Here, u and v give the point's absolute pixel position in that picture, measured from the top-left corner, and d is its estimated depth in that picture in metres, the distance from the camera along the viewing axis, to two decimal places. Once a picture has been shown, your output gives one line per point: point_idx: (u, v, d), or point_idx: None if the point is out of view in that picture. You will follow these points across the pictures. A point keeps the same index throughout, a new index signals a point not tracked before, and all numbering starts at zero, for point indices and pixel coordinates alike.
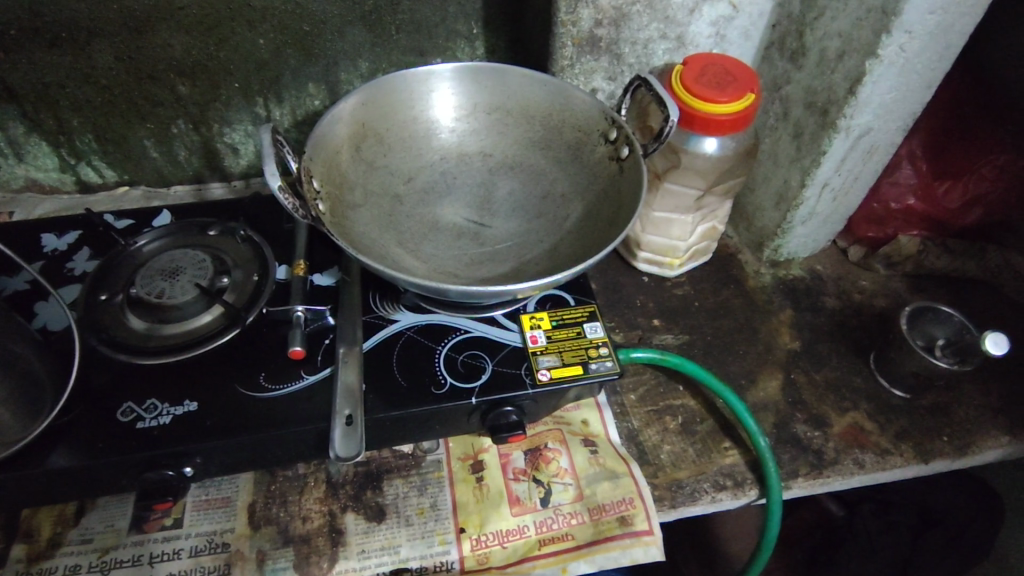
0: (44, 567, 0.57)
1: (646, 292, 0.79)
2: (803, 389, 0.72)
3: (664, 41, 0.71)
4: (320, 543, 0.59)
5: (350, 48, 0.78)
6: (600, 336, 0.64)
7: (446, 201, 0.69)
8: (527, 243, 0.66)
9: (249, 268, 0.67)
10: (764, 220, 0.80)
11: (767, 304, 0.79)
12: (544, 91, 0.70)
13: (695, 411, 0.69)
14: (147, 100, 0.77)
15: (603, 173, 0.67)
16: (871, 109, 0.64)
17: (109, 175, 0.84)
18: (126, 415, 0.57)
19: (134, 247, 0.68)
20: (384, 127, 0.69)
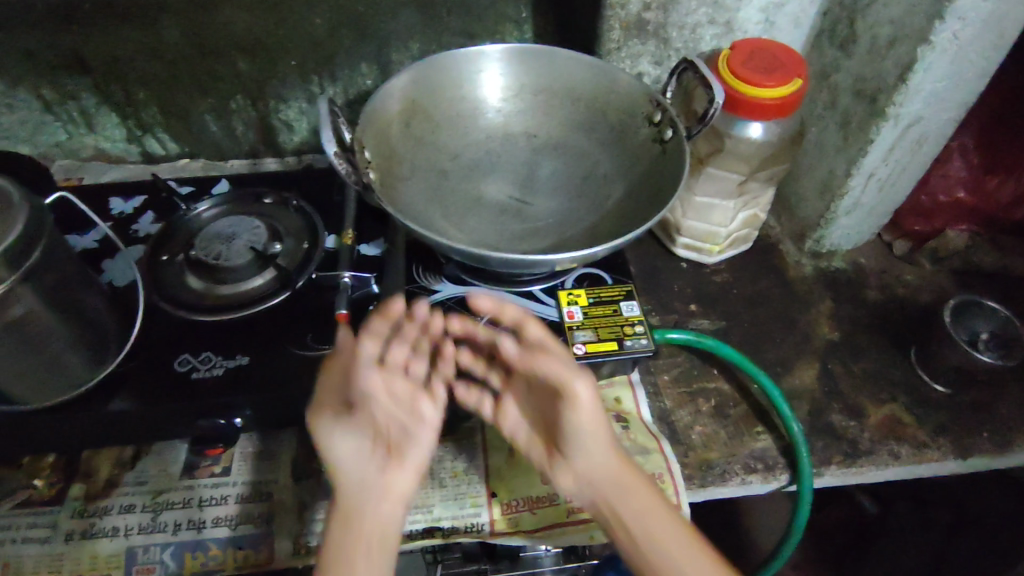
0: (102, 505, 0.61)
1: (685, 278, 0.79)
2: (839, 379, 0.72)
3: (712, 26, 0.71)
4: None
5: (402, 30, 0.80)
6: (636, 315, 0.65)
7: (490, 178, 0.71)
8: (567, 221, 0.67)
9: (300, 236, 0.70)
10: (807, 210, 0.79)
11: (807, 294, 0.79)
12: (591, 74, 0.71)
13: (728, 395, 0.70)
14: (209, 76, 0.81)
15: (646, 154, 0.68)
16: (922, 97, 0.64)
17: (172, 146, 0.89)
18: (182, 365, 0.60)
19: (195, 212, 0.71)
20: (432, 105, 0.71)
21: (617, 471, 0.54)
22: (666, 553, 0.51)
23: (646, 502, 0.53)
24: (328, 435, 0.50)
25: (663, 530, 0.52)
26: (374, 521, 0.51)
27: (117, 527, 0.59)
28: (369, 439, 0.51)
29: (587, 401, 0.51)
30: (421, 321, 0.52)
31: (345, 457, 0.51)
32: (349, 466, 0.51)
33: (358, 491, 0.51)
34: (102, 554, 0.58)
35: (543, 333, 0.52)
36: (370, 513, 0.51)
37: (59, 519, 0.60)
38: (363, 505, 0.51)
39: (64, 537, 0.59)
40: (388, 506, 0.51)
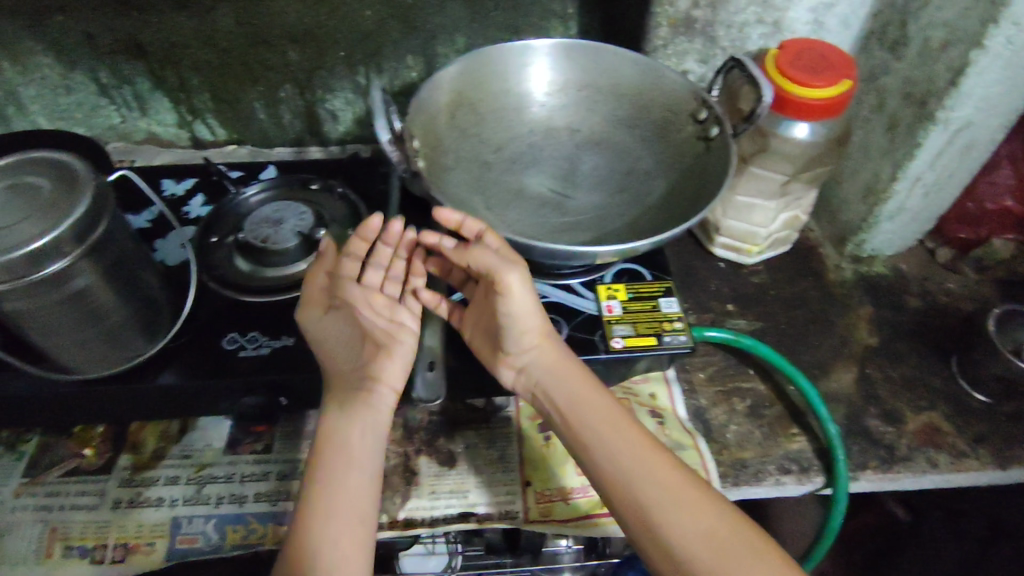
0: (148, 475, 0.63)
1: (723, 277, 0.79)
2: (878, 384, 0.71)
3: (760, 25, 0.71)
4: (394, 480, 0.63)
5: (449, 23, 0.81)
6: (675, 311, 0.65)
7: (532, 171, 0.71)
8: (609, 216, 0.67)
9: (345, 222, 0.72)
10: (849, 214, 0.79)
11: (846, 298, 0.78)
12: (636, 70, 0.71)
13: (764, 395, 0.69)
14: (260, 64, 0.83)
15: (689, 151, 0.68)
16: (973, 101, 0.63)
17: (220, 133, 0.91)
18: (231, 344, 0.62)
19: (244, 196, 0.73)
20: (477, 97, 0.72)
21: (570, 369, 0.58)
22: (616, 446, 0.55)
23: (602, 401, 0.57)
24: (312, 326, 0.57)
25: (618, 426, 0.56)
26: (358, 417, 0.57)
27: (162, 498, 0.61)
28: (348, 334, 0.58)
29: (518, 290, 0.56)
30: (395, 239, 0.60)
31: (328, 355, 0.57)
32: (332, 361, 0.57)
33: (342, 388, 0.57)
34: (148, 523, 0.60)
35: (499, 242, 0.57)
36: (355, 408, 0.57)
37: (107, 486, 0.62)
38: (349, 403, 0.57)
39: (111, 504, 0.61)
40: (369, 402, 0.57)
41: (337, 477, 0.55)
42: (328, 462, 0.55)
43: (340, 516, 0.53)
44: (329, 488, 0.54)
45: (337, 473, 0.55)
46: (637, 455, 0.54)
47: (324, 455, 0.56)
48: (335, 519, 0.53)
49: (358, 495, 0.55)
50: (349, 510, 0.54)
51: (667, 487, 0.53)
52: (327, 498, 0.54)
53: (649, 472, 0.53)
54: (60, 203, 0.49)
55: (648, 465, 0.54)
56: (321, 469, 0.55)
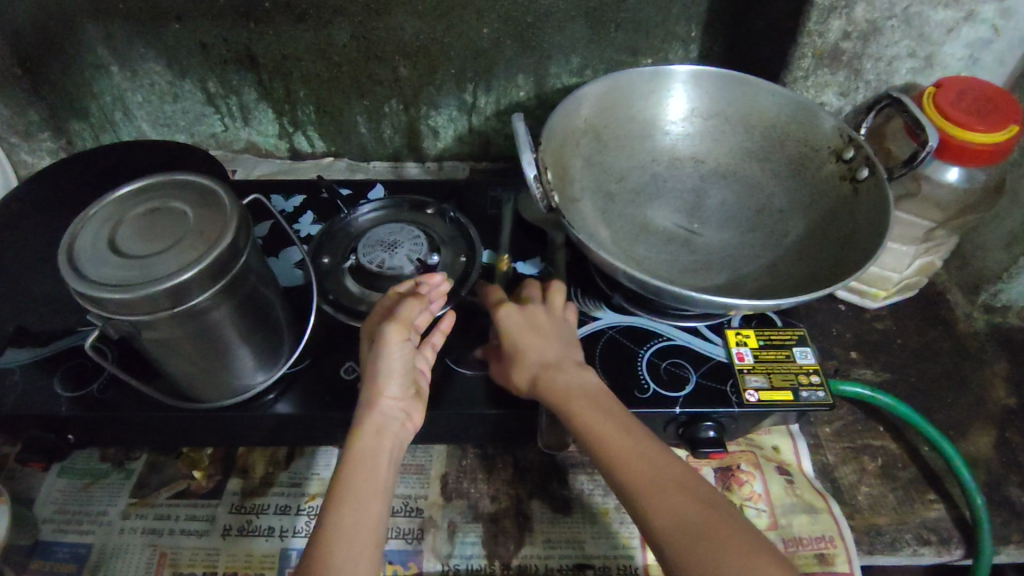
0: (257, 503, 0.61)
1: (844, 322, 0.75)
2: (1018, 450, 0.66)
3: (910, 59, 0.67)
4: (507, 525, 0.60)
5: (566, 43, 0.79)
6: (812, 363, 0.61)
7: (657, 204, 0.69)
8: (741, 256, 0.64)
9: (458, 248, 0.70)
10: (985, 260, 0.74)
11: (979, 351, 0.73)
12: (773, 102, 0.68)
13: (897, 455, 0.65)
14: (370, 78, 0.82)
15: (831, 192, 0.64)
16: None
17: (320, 145, 0.90)
18: (349, 373, 0.60)
19: (355, 216, 0.72)
20: (603, 124, 0.69)
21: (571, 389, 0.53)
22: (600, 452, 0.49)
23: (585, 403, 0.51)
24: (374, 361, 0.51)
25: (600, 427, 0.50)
26: (386, 439, 0.50)
27: (272, 528, 0.60)
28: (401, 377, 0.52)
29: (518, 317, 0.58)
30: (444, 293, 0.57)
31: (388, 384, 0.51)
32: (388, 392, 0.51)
33: (385, 415, 0.51)
34: (257, 553, 0.59)
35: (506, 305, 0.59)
36: (388, 433, 0.51)
37: (217, 512, 0.61)
38: (386, 426, 0.51)
39: (220, 532, 0.60)
40: (401, 429, 0.52)
41: (357, 500, 0.47)
42: (354, 484, 0.48)
43: (362, 544, 0.46)
44: (349, 513, 0.47)
45: (358, 496, 0.47)
46: (615, 459, 0.48)
47: (352, 476, 0.48)
48: (358, 547, 0.45)
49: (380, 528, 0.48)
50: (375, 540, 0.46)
51: (650, 485, 0.47)
52: (345, 521, 0.46)
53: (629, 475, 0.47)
54: (205, 231, 0.48)
55: (629, 463, 0.48)
56: (346, 491, 0.48)
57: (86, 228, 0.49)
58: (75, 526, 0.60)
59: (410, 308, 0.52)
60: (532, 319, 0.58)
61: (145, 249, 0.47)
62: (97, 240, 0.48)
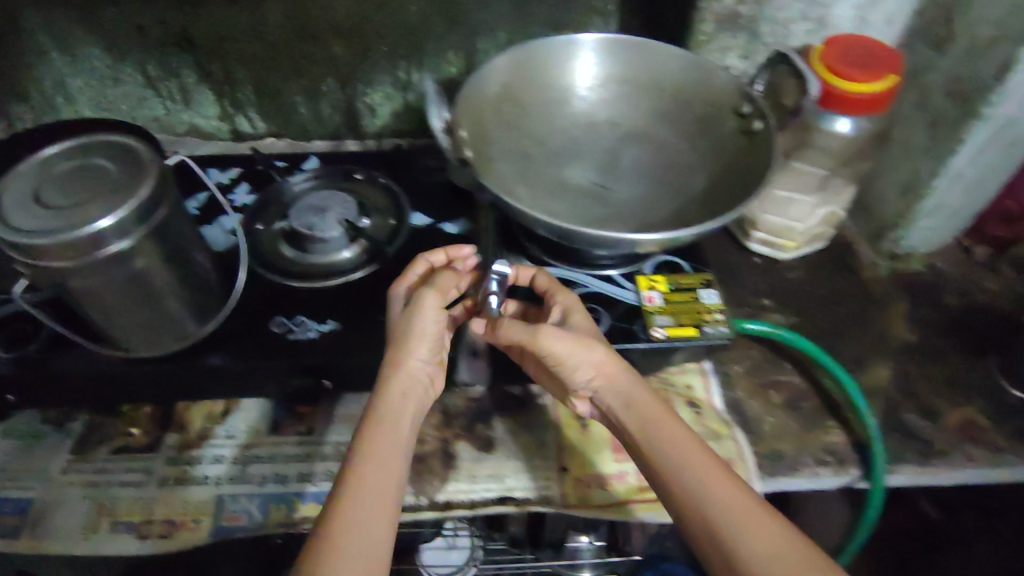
0: (194, 455, 0.64)
1: (760, 274, 0.79)
2: (915, 381, 0.71)
3: (804, 22, 0.71)
4: (434, 464, 0.64)
5: (491, 19, 0.83)
6: (716, 303, 0.66)
7: (573, 163, 0.72)
8: (651, 208, 0.68)
9: (387, 212, 0.73)
10: (887, 210, 0.79)
11: (883, 295, 0.78)
12: (680, 65, 0.72)
13: (801, 388, 0.69)
14: (304, 58, 0.85)
15: (731, 145, 0.68)
16: (1019, 98, 0.63)
17: (261, 126, 0.92)
18: (279, 327, 0.63)
19: (289, 185, 0.75)
20: (521, 90, 0.73)
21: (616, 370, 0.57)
22: (653, 439, 0.54)
23: (639, 393, 0.56)
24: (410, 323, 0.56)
25: (652, 417, 0.55)
26: (406, 396, 0.55)
27: (208, 477, 0.63)
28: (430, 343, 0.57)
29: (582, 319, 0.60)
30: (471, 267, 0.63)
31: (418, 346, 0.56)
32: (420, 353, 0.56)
33: (411, 373, 0.56)
34: (193, 501, 0.62)
35: (547, 281, 0.63)
36: (408, 389, 0.55)
37: (155, 465, 0.64)
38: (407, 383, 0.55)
39: (158, 482, 0.63)
40: (420, 387, 0.57)
41: (378, 453, 0.51)
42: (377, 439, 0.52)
43: (381, 494, 0.49)
44: (372, 464, 0.51)
45: (380, 452, 0.52)
46: (667, 448, 0.53)
47: (376, 430, 0.53)
48: (378, 497, 0.49)
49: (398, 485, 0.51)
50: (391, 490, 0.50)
51: (699, 474, 0.51)
52: (368, 472, 0.50)
53: (681, 463, 0.52)
54: (127, 186, 0.51)
55: (683, 454, 0.53)
56: (370, 444, 0.52)
57: (13, 184, 0.52)
58: (15, 482, 0.62)
59: (450, 279, 0.59)
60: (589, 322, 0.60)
61: (70, 201, 0.50)
62: (22, 195, 0.50)
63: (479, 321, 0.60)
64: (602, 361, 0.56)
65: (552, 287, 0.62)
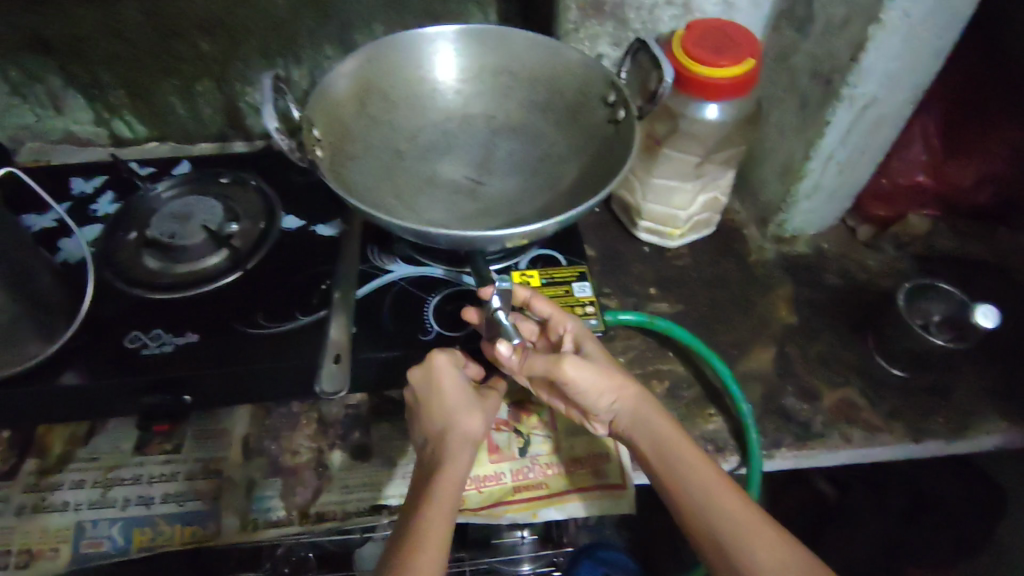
0: (52, 480, 0.61)
1: (646, 261, 0.79)
2: (795, 362, 0.71)
3: (669, 7, 0.72)
4: (306, 476, 0.62)
5: (365, 11, 0.81)
6: (588, 296, 0.66)
7: (447, 159, 0.70)
8: (522, 201, 0.67)
9: (257, 217, 0.71)
10: (769, 194, 0.79)
11: (768, 279, 0.78)
12: (548, 55, 0.71)
13: (682, 376, 0.69)
14: (174, 57, 0.82)
15: (601, 134, 0.67)
16: (875, 77, 0.63)
17: (140, 130, 0.89)
18: (132, 342, 0.60)
19: (153, 193, 0.73)
20: (389, 86, 0.71)
21: (633, 395, 0.58)
22: (663, 456, 0.56)
23: (652, 418, 0.57)
24: (467, 397, 0.56)
25: (667, 440, 0.56)
26: (460, 460, 0.54)
27: (66, 503, 0.60)
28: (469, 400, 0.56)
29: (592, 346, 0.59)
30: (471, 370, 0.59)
31: (472, 418, 0.56)
32: (474, 428, 0.56)
33: (469, 443, 0.55)
34: (52, 528, 0.58)
35: (549, 306, 0.59)
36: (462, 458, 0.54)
37: (11, 493, 0.60)
38: (460, 450, 0.54)
39: (16, 511, 0.59)
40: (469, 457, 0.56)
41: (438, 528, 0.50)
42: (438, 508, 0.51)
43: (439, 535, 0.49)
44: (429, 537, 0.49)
45: (437, 527, 0.50)
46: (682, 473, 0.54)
47: (435, 502, 0.51)
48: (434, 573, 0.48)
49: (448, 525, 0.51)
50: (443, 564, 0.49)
51: (705, 488, 0.53)
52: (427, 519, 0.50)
53: (694, 483, 0.54)
54: None
55: (694, 477, 0.54)
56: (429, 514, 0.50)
57: None
58: None
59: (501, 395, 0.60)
60: (597, 347, 0.59)
61: None
62: None
63: (502, 344, 0.52)
64: (621, 387, 0.57)
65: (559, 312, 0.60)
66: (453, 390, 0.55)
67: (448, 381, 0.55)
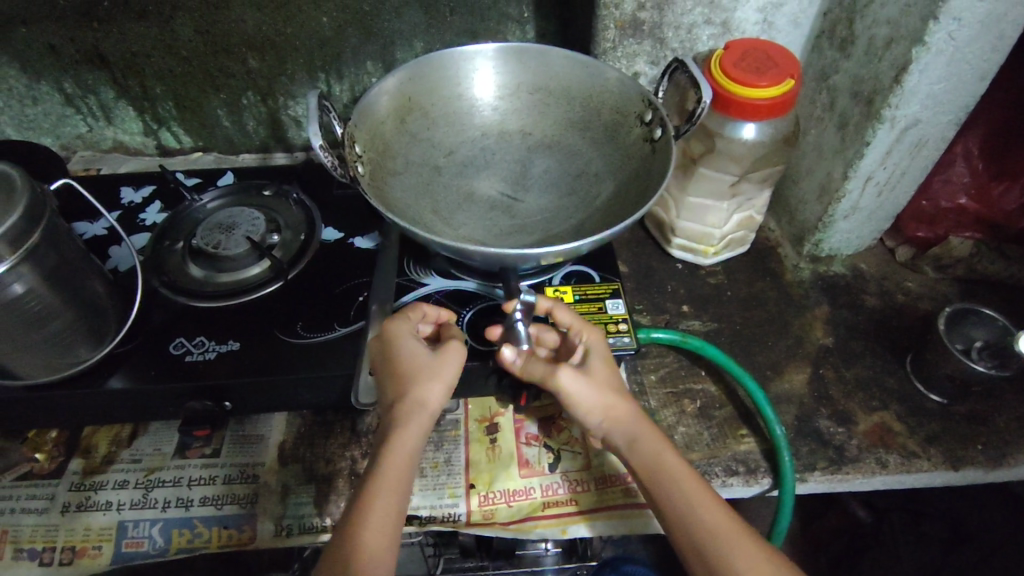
0: (96, 480, 0.63)
1: (678, 279, 0.79)
2: (830, 384, 0.70)
3: (708, 26, 0.72)
4: (339, 484, 0.63)
5: (406, 29, 0.83)
6: (620, 313, 0.66)
7: (483, 175, 0.71)
8: (557, 218, 0.67)
9: (298, 229, 0.73)
10: (805, 214, 0.79)
11: (803, 298, 0.77)
12: (586, 73, 0.72)
13: (714, 396, 0.69)
14: (221, 72, 0.84)
15: (637, 153, 0.68)
16: (919, 99, 0.63)
17: (186, 140, 0.92)
18: (177, 348, 0.62)
19: (199, 204, 0.75)
20: (429, 102, 0.73)
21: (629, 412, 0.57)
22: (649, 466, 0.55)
23: (641, 430, 0.56)
24: (420, 361, 0.55)
25: (653, 453, 0.55)
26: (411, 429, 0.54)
27: (110, 503, 0.62)
28: (422, 368, 0.55)
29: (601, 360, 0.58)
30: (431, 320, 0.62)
31: (426, 384, 0.55)
32: (429, 397, 0.55)
33: (422, 411, 0.55)
34: (96, 527, 0.60)
35: (571, 316, 0.59)
36: (417, 423, 0.54)
37: (58, 491, 0.62)
38: (414, 416, 0.54)
39: (61, 508, 0.61)
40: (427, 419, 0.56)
41: (390, 497, 0.52)
42: (387, 480, 0.52)
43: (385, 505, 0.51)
44: (374, 513, 0.51)
45: (382, 497, 0.51)
46: (666, 477, 0.54)
47: (382, 472, 0.52)
48: (378, 546, 0.50)
49: (395, 494, 0.52)
50: (396, 531, 0.51)
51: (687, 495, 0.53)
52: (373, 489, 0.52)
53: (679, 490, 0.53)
54: None
55: (681, 484, 0.53)
56: (377, 487, 0.52)
57: None
58: None
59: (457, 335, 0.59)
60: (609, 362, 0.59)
61: None
62: None
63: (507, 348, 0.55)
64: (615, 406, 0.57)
65: (580, 321, 0.59)
66: (405, 359, 0.55)
67: (400, 350, 0.56)
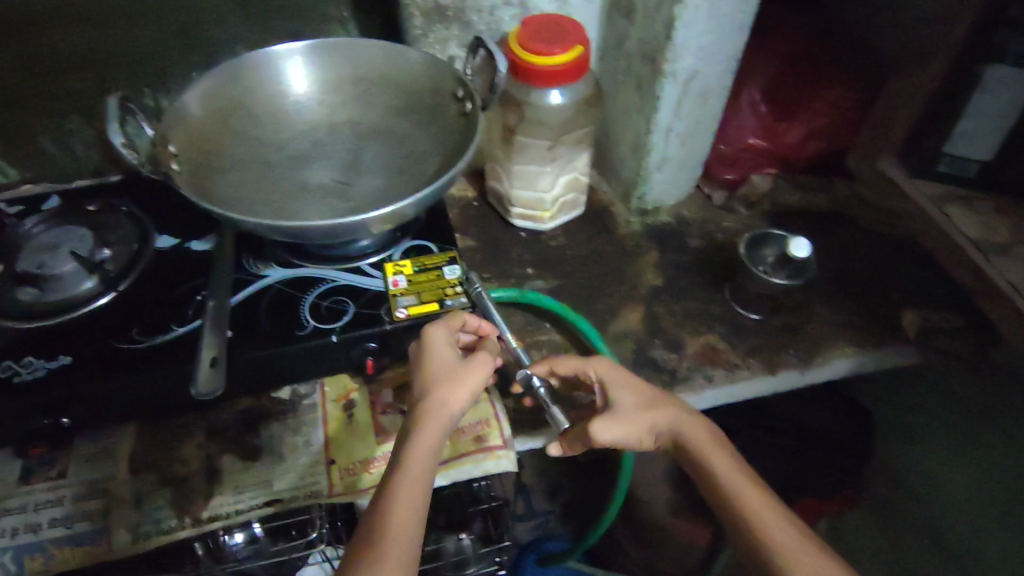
0: None
1: (523, 245, 0.84)
2: (662, 318, 0.77)
3: (508, 7, 0.78)
4: (197, 482, 0.63)
5: (229, 37, 0.85)
6: (456, 277, 0.70)
7: (313, 164, 0.73)
8: (387, 195, 0.70)
9: (129, 240, 0.73)
10: (626, 170, 0.86)
11: (635, 248, 0.84)
12: (401, 60, 0.76)
13: (559, 343, 0.74)
14: (39, 97, 0.82)
15: (456, 128, 0.73)
16: (691, 51, 0.70)
17: (12, 174, 0.88)
18: (3, 371, 0.60)
19: (21, 228, 0.74)
20: (252, 102, 0.75)
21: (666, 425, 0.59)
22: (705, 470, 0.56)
23: (687, 436, 0.58)
24: (449, 364, 0.59)
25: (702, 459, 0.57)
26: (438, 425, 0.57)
27: None
28: (449, 369, 0.59)
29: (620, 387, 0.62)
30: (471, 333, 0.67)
31: (450, 384, 0.58)
32: (459, 397, 0.58)
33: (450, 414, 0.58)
34: None
35: (572, 363, 0.65)
36: (439, 421, 0.57)
37: None
38: (435, 413, 0.57)
39: None
40: (449, 423, 0.58)
41: (410, 490, 0.52)
42: (409, 472, 0.53)
43: (408, 495, 0.52)
44: (397, 500, 0.51)
45: (404, 486, 0.52)
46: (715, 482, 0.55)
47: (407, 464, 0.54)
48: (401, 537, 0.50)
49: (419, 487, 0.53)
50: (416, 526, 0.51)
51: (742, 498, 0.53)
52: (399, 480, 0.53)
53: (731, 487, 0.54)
54: None
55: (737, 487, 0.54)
56: (399, 477, 0.53)
57: None
58: None
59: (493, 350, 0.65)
60: (630, 383, 0.63)
61: None
62: None
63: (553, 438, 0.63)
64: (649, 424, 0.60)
65: (582, 363, 0.64)
66: (437, 361, 0.60)
67: (433, 353, 0.60)
